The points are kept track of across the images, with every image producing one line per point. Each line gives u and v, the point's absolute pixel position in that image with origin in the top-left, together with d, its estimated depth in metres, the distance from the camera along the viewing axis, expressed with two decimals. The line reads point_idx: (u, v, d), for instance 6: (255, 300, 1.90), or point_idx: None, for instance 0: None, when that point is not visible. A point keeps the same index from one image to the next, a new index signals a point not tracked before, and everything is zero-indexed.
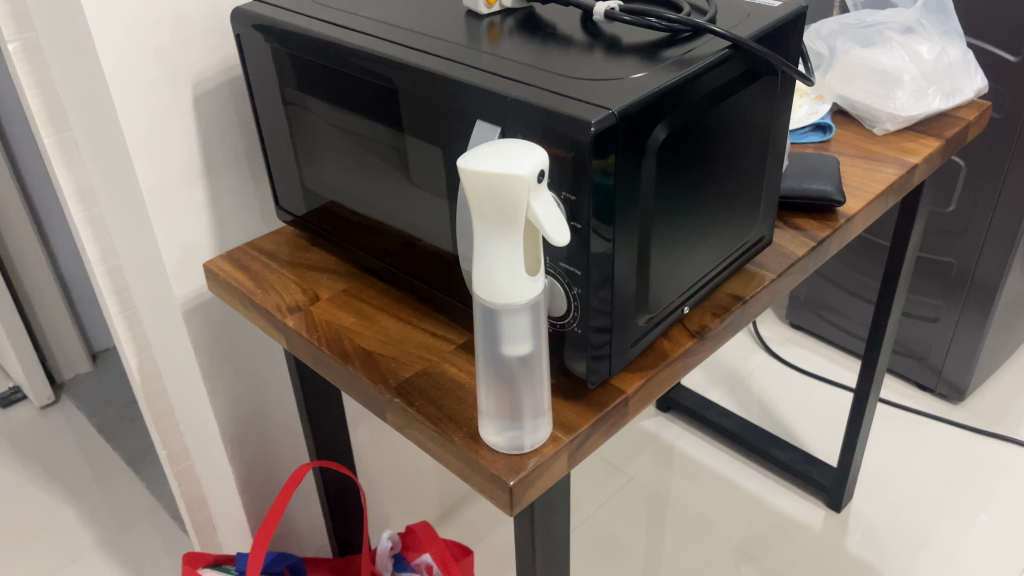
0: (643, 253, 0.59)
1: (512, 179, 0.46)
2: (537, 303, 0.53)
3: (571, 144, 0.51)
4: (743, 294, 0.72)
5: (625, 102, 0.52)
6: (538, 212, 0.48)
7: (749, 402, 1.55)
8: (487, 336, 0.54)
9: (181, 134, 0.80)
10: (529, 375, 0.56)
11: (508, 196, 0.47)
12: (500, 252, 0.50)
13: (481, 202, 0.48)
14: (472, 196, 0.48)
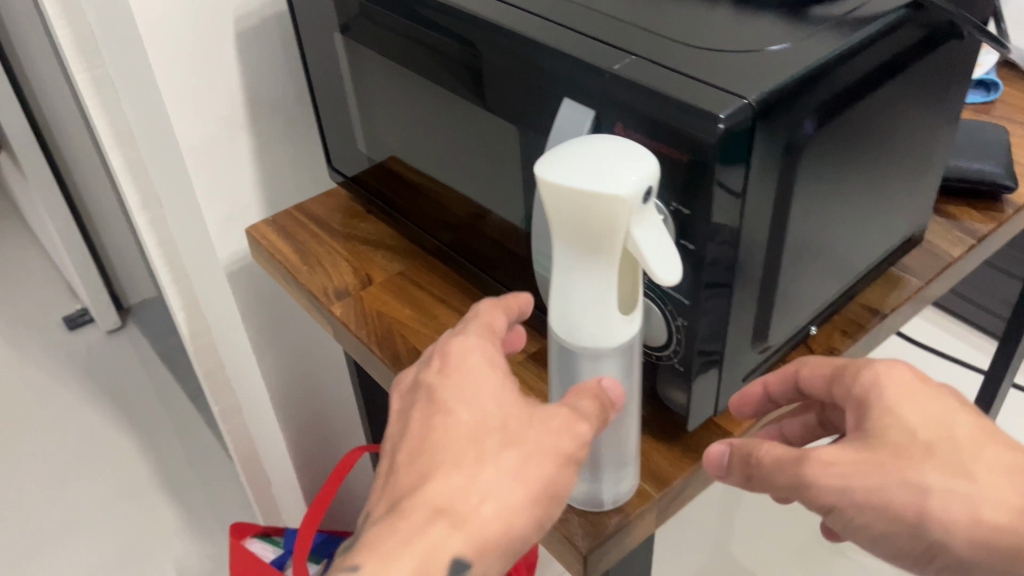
0: (769, 275, 0.46)
1: (608, 198, 0.34)
2: (630, 348, 0.41)
3: (689, 143, 0.38)
4: (880, 308, 0.58)
5: (765, 88, 0.38)
6: (645, 240, 0.36)
7: None
8: (563, 379, 0.43)
9: (222, 77, 0.70)
10: (613, 427, 0.44)
11: (603, 218, 0.35)
12: (589, 285, 0.38)
13: (567, 220, 0.36)
14: (554, 211, 0.37)
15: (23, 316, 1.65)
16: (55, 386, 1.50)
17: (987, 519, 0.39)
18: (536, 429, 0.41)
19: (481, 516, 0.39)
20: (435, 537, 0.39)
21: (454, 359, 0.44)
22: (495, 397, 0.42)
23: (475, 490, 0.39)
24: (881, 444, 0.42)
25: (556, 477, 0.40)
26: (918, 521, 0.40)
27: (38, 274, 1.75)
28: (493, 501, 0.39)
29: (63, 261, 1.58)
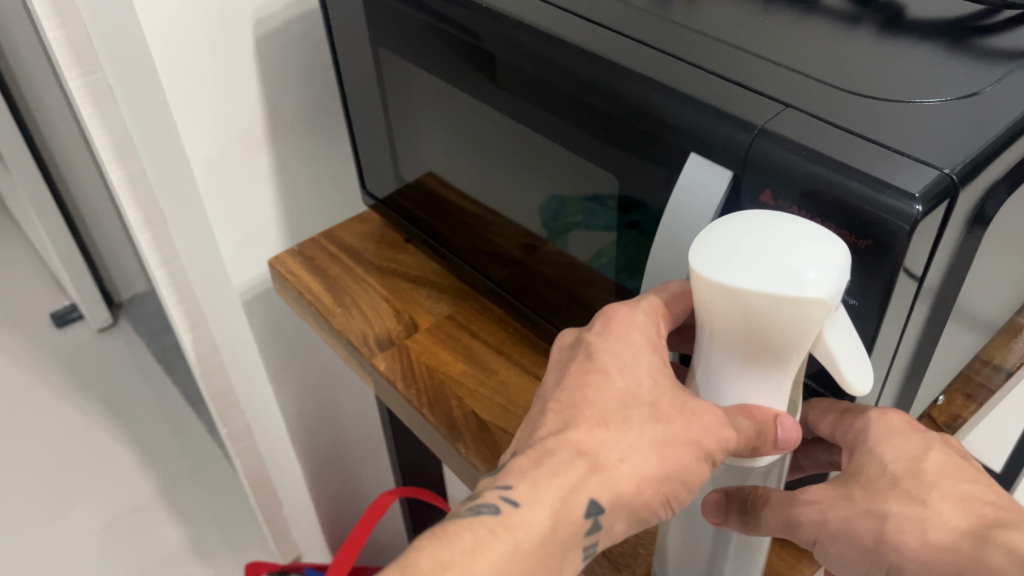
0: (919, 356, 0.39)
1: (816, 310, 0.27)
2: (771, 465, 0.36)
3: (867, 223, 0.30)
4: (1003, 364, 0.51)
5: (963, 156, 0.31)
6: (838, 336, 0.29)
7: None
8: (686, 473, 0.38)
9: (239, 88, 0.62)
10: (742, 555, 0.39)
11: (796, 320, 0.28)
12: (756, 375, 0.31)
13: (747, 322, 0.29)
14: (724, 297, 0.29)
15: (8, 313, 1.56)
16: (45, 390, 1.42)
17: (937, 547, 0.32)
18: (694, 413, 0.32)
19: (623, 484, 0.33)
20: (572, 480, 0.33)
21: (617, 325, 0.35)
22: (651, 369, 0.34)
23: (623, 453, 0.33)
24: (853, 477, 0.35)
25: (700, 468, 0.33)
26: (876, 553, 0.34)
27: (23, 267, 1.66)
28: (641, 474, 0.32)
29: (51, 257, 1.49)
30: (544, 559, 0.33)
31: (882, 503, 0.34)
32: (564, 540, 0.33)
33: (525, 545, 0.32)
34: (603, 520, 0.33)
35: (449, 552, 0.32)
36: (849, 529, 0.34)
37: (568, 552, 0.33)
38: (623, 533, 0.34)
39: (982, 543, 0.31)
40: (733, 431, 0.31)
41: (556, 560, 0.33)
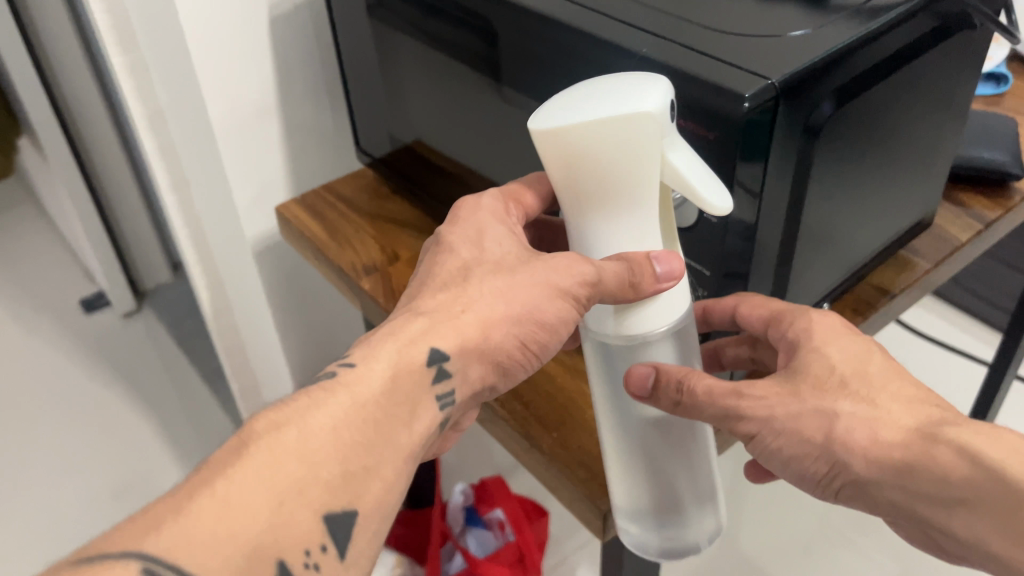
0: (785, 250, 0.48)
1: (645, 119, 0.36)
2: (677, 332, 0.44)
3: (717, 119, 0.40)
4: (890, 288, 0.61)
5: (790, 70, 0.40)
6: (673, 154, 0.38)
7: None
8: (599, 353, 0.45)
9: (254, 61, 0.73)
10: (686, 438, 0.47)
11: (635, 144, 0.37)
12: (620, 207, 0.40)
13: (604, 158, 0.38)
14: (563, 159, 0.39)
15: (41, 299, 1.68)
16: (73, 368, 1.53)
17: (887, 443, 0.41)
18: (534, 265, 0.44)
19: (466, 328, 0.43)
20: (421, 326, 0.43)
21: (464, 211, 0.48)
22: (495, 240, 0.46)
23: (464, 307, 0.44)
24: (803, 377, 0.43)
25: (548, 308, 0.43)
26: (826, 447, 0.42)
27: (57, 259, 1.78)
28: (480, 317, 0.43)
29: (82, 245, 1.60)
30: (395, 406, 0.40)
31: (832, 402, 0.42)
32: (411, 389, 0.41)
33: (374, 394, 0.40)
34: (448, 364, 0.42)
35: (297, 409, 0.38)
36: (801, 426, 0.42)
37: (418, 400, 0.41)
38: (465, 388, 0.43)
39: (933, 442, 0.40)
40: (608, 281, 0.40)
41: (402, 409, 0.41)
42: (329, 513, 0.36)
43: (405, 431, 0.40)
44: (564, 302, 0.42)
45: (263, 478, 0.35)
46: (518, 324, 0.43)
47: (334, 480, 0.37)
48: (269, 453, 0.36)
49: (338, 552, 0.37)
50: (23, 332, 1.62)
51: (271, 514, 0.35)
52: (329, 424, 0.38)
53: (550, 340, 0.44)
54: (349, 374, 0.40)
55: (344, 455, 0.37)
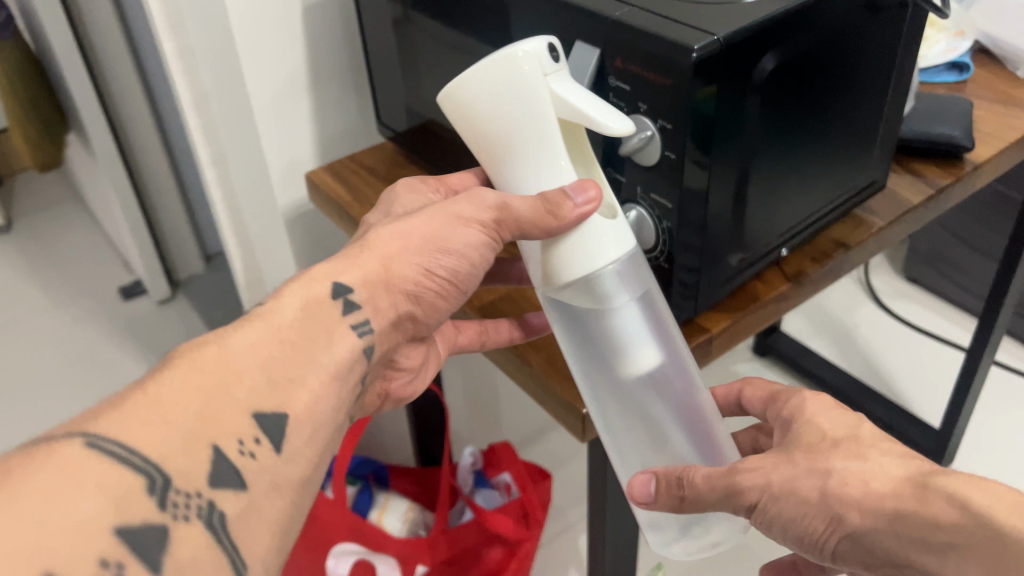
0: (739, 190, 0.56)
1: (516, 56, 0.46)
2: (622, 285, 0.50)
3: (671, 70, 0.48)
4: (847, 242, 0.68)
5: (732, 28, 0.48)
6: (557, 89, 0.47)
7: (854, 357, 1.48)
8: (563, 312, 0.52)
9: (289, 45, 0.82)
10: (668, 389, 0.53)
11: (524, 86, 0.47)
12: (525, 145, 0.49)
13: (498, 100, 0.47)
14: (471, 110, 0.49)
15: (83, 287, 1.79)
16: (110, 349, 1.63)
17: (879, 494, 0.42)
18: (425, 210, 0.52)
19: (369, 263, 0.50)
20: (331, 264, 0.50)
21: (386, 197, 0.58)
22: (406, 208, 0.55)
23: (380, 247, 0.51)
24: (797, 446, 0.47)
25: (438, 234, 0.51)
26: (822, 502, 0.44)
27: (98, 251, 1.89)
28: (387, 254, 0.51)
29: (122, 236, 1.70)
30: (317, 331, 0.47)
31: (829, 464, 0.45)
32: (328, 316, 0.47)
33: (291, 320, 0.46)
34: (356, 295, 0.49)
35: (215, 334, 0.44)
36: (797, 484, 0.45)
37: (336, 324, 0.48)
38: (381, 317, 0.50)
39: (924, 492, 0.41)
40: (532, 224, 0.48)
41: (318, 323, 0.47)
42: (257, 412, 0.42)
43: (326, 352, 0.47)
44: (473, 227, 0.51)
45: (192, 382, 0.41)
46: (430, 254, 0.51)
47: (257, 386, 0.43)
48: (195, 363, 0.41)
49: (271, 446, 0.42)
50: (65, 319, 1.72)
51: (202, 410, 0.40)
52: (250, 341, 0.44)
53: (456, 264, 0.52)
54: (269, 308, 0.46)
55: (264, 367, 0.43)
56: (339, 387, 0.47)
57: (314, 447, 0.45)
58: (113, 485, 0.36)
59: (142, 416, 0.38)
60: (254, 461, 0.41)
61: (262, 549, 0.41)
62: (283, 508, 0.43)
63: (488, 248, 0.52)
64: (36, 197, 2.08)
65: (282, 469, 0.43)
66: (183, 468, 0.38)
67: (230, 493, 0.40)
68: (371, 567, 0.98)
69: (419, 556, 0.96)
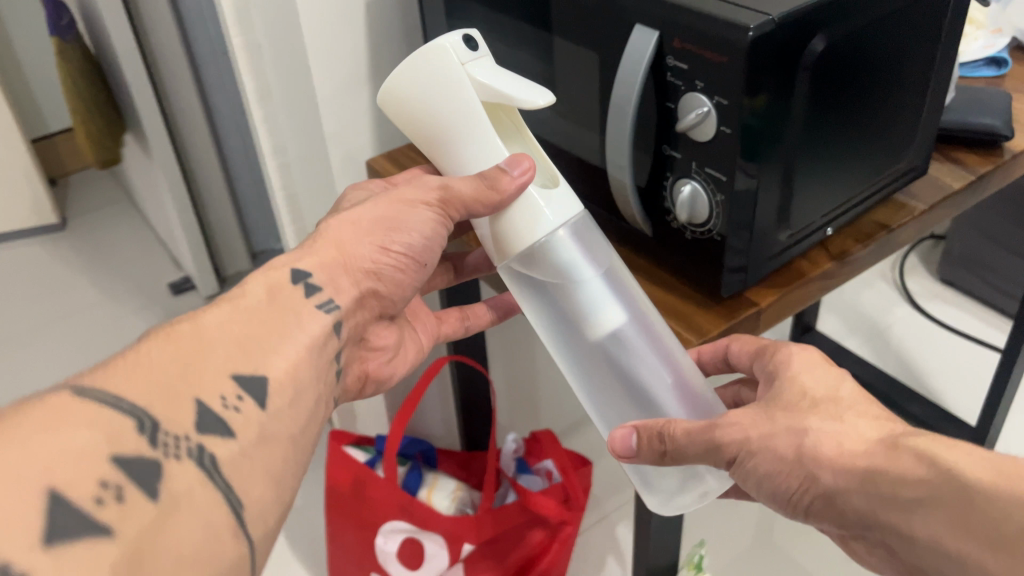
0: (788, 168, 0.59)
1: (438, 49, 0.54)
2: (575, 257, 0.56)
3: (727, 47, 0.51)
4: (890, 224, 0.71)
5: (786, 10, 0.52)
6: (478, 72, 0.54)
7: (888, 357, 1.50)
8: (527, 288, 0.59)
9: (353, 39, 0.86)
10: (638, 341, 0.58)
11: (446, 72, 0.54)
12: (461, 126, 0.56)
13: (431, 88, 0.55)
14: (414, 101, 0.57)
15: (134, 282, 1.86)
16: None
17: (853, 454, 0.45)
18: (370, 200, 0.59)
19: (325, 250, 0.56)
20: (290, 255, 0.55)
21: (344, 201, 0.66)
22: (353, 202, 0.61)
23: (337, 237, 0.57)
24: (780, 406, 0.50)
25: (388, 215, 0.58)
26: (797, 460, 0.47)
27: (148, 248, 1.96)
28: (341, 245, 0.57)
29: (173, 233, 1.76)
30: (286, 307, 0.51)
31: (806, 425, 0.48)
32: (293, 297, 0.52)
33: (258, 301, 0.50)
34: (316, 278, 0.54)
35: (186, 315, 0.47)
36: (774, 442, 0.48)
37: (302, 304, 0.52)
38: (347, 297, 0.55)
39: (899, 452, 0.43)
40: (478, 203, 0.54)
41: (287, 299, 0.51)
42: (236, 374, 0.45)
43: (298, 326, 0.51)
44: (421, 208, 0.57)
45: (165, 349, 0.44)
46: (385, 235, 0.57)
47: (231, 353, 0.46)
48: (168, 334, 0.45)
49: (254, 403, 0.45)
50: (116, 312, 1.78)
51: (180, 370, 0.43)
52: (219, 319, 0.47)
53: (410, 240, 0.58)
54: (235, 294, 0.50)
55: (236, 337, 0.47)
56: (314, 356, 0.51)
57: (297, 410, 0.48)
58: (101, 422, 0.38)
59: (123, 372, 0.41)
60: (239, 415, 0.44)
61: (257, 496, 0.43)
62: (271, 461, 0.46)
63: (439, 226, 0.58)
64: (90, 197, 2.16)
65: (268, 424, 0.46)
66: (170, 415, 0.41)
67: (219, 440, 0.42)
68: (420, 547, 1.02)
69: (468, 534, 0.99)
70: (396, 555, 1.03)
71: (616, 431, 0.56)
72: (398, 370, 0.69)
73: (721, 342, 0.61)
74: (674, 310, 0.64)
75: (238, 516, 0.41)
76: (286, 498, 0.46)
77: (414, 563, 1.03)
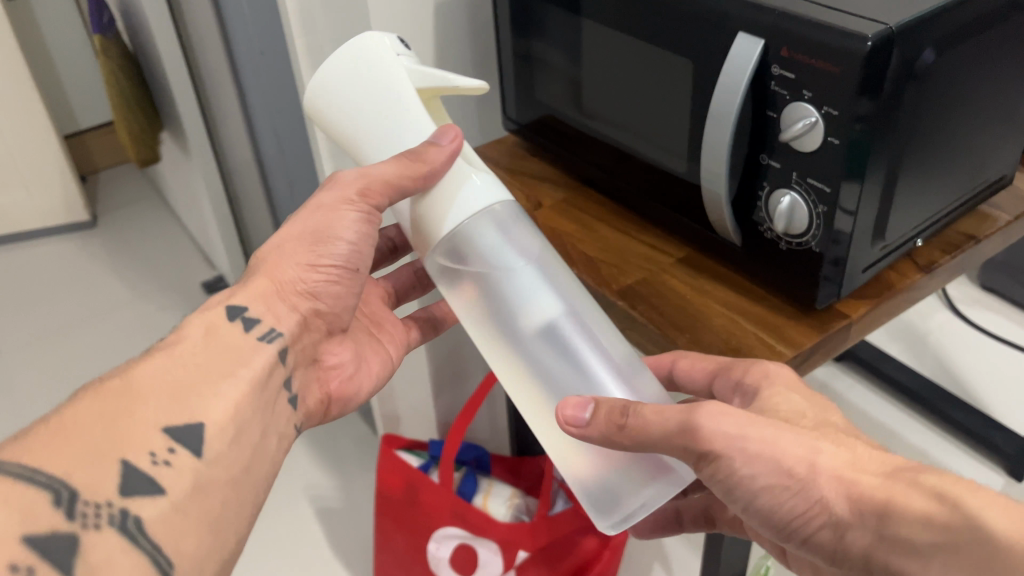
0: (888, 180, 0.58)
1: (374, 40, 0.55)
2: (496, 239, 0.54)
3: (842, 57, 0.50)
4: (975, 234, 0.70)
5: (903, 19, 0.51)
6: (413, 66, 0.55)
7: (925, 359, 1.43)
8: (457, 286, 0.56)
9: (422, 43, 0.85)
10: (578, 334, 0.55)
11: (381, 59, 0.54)
12: (390, 112, 0.54)
13: (361, 75, 0.55)
14: (338, 91, 0.56)
15: (166, 279, 1.86)
16: None
17: (869, 486, 0.45)
18: (294, 217, 0.60)
19: (258, 284, 0.58)
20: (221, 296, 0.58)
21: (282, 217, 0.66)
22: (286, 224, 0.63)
23: (269, 264, 0.59)
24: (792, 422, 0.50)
25: (311, 228, 0.59)
26: (803, 485, 0.46)
27: (180, 246, 1.96)
28: (274, 273, 0.58)
29: (208, 232, 1.76)
30: (227, 348, 0.54)
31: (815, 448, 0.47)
32: (230, 335, 0.55)
33: (194, 348, 0.52)
34: (252, 311, 0.57)
35: (118, 370, 0.49)
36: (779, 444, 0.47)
37: (244, 339, 0.55)
38: (288, 322, 0.58)
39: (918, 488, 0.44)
40: (394, 176, 0.52)
41: (222, 342, 0.54)
42: (168, 427, 0.47)
43: (241, 364, 0.54)
44: (343, 208, 0.58)
45: (94, 409, 0.45)
46: (310, 247, 0.58)
47: (162, 403, 0.48)
48: (98, 390, 0.47)
49: (188, 452, 0.47)
50: (149, 308, 1.78)
51: (111, 431, 0.45)
52: (151, 370, 0.49)
53: (339, 249, 0.59)
54: (172, 340, 0.53)
55: (170, 387, 0.49)
56: (256, 393, 0.54)
57: (236, 453, 0.50)
58: (20, 500, 0.40)
59: (50, 441, 0.43)
60: (170, 468, 0.46)
61: (190, 548, 0.45)
62: (207, 507, 0.48)
63: (368, 223, 0.59)
64: (125, 194, 2.15)
65: (203, 472, 0.48)
66: (91, 482, 0.43)
67: (148, 499, 0.44)
68: (474, 553, 1.00)
69: (521, 540, 0.97)
70: (448, 560, 1.02)
71: (565, 403, 0.50)
72: (365, 384, 0.68)
73: (666, 360, 0.61)
74: (764, 323, 0.63)
75: (167, 572, 0.43)
76: (228, 542, 0.48)
77: (466, 569, 1.01)
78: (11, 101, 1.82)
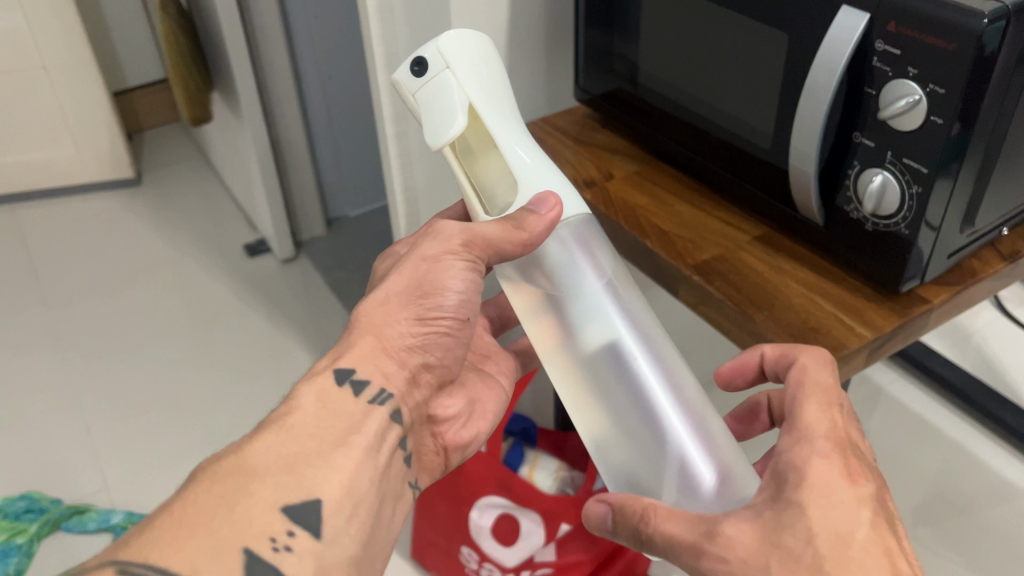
0: (984, 167, 0.56)
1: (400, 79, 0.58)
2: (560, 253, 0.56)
3: (956, 33, 0.49)
4: None
5: None
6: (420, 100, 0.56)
7: (967, 351, 1.31)
8: (523, 298, 0.58)
9: (496, 11, 0.84)
10: (640, 354, 0.55)
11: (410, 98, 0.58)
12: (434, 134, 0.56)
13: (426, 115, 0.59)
14: None
15: (210, 240, 1.87)
16: (232, 300, 1.69)
17: None
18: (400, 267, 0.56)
19: (363, 342, 0.55)
20: (324, 363, 0.54)
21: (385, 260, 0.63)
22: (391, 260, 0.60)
23: (375, 323, 0.55)
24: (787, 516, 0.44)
25: (420, 281, 0.55)
26: None
27: (225, 209, 1.96)
28: (377, 330, 0.55)
29: (254, 196, 1.76)
30: (337, 417, 0.52)
31: (764, 570, 0.43)
32: (343, 402, 0.53)
33: (306, 417, 0.51)
34: (361, 372, 0.54)
35: (236, 445, 0.49)
36: None
37: (354, 407, 0.53)
38: (398, 380, 0.56)
39: None
40: (502, 242, 0.52)
41: (345, 419, 0.52)
42: (286, 508, 0.47)
43: (354, 431, 0.52)
44: (448, 259, 0.55)
45: (212, 492, 0.45)
46: (418, 303, 0.55)
47: (279, 481, 0.47)
48: (213, 474, 0.46)
49: (309, 533, 0.47)
50: (192, 267, 1.79)
51: (231, 516, 0.45)
52: (265, 447, 0.48)
53: (448, 299, 0.56)
54: (285, 411, 0.51)
55: (286, 460, 0.48)
56: (372, 459, 0.52)
57: (355, 525, 0.50)
58: None
59: (173, 536, 0.43)
60: (290, 552, 0.46)
61: None
62: None
63: (473, 274, 0.55)
64: (169, 155, 2.16)
65: (324, 551, 0.48)
66: None
67: None
68: (517, 525, 1.00)
69: (567, 514, 0.96)
70: (490, 529, 1.02)
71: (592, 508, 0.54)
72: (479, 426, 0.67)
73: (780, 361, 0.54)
74: (844, 305, 0.62)
75: None
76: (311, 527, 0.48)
77: (508, 540, 1.01)
78: (64, 55, 1.84)
